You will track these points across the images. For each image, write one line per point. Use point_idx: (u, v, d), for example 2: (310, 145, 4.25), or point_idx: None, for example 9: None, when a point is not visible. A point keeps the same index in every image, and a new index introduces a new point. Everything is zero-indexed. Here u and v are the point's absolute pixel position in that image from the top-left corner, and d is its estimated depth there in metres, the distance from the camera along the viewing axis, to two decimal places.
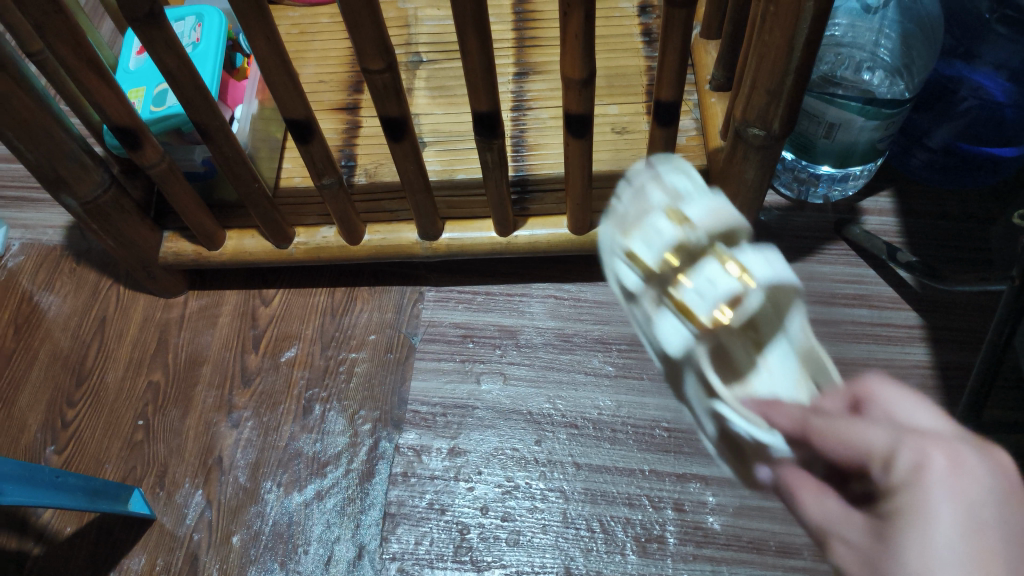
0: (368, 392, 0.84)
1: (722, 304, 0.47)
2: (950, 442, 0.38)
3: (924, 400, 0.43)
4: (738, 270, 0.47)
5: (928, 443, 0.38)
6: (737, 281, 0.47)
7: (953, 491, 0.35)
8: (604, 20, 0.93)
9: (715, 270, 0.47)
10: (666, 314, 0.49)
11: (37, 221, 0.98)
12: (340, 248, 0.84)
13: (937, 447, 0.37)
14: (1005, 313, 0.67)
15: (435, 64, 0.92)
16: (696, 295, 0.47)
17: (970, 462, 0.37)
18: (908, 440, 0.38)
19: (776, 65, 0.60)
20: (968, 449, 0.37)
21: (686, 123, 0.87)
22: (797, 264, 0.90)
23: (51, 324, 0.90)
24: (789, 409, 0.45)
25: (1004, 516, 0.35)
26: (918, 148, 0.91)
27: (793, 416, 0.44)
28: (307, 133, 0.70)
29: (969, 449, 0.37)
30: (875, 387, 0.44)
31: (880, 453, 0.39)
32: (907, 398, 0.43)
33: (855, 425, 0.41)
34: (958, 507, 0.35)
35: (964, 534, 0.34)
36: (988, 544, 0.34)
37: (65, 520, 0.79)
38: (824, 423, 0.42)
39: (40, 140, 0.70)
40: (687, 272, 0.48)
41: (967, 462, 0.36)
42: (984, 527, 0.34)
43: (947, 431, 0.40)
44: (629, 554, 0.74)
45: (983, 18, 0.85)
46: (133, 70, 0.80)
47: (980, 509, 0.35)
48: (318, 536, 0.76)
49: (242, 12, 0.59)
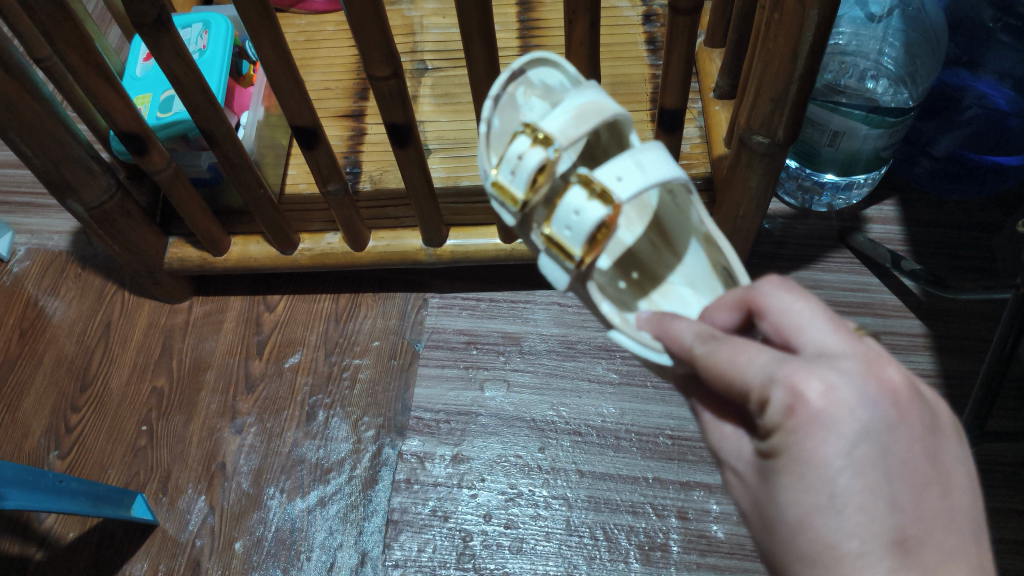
0: (372, 399, 0.84)
1: (591, 232, 0.51)
2: (824, 368, 0.37)
3: (820, 301, 0.41)
4: (597, 191, 0.50)
5: (801, 375, 0.37)
6: (600, 207, 0.50)
7: (827, 428, 0.35)
8: (608, 29, 0.93)
9: (580, 200, 0.51)
10: (547, 250, 0.54)
11: (42, 226, 0.98)
12: (345, 255, 0.84)
13: (806, 380, 0.36)
14: (1011, 317, 0.66)
15: (440, 71, 0.92)
16: (567, 229, 0.52)
17: (845, 395, 0.36)
18: (781, 376, 0.37)
19: (781, 72, 0.60)
20: (844, 371, 0.37)
21: (691, 131, 0.87)
22: (801, 272, 0.90)
23: (56, 330, 0.90)
24: (675, 327, 0.45)
25: (884, 446, 0.35)
26: (922, 157, 0.90)
27: (682, 343, 0.44)
28: (313, 139, 0.71)
29: (849, 373, 0.37)
30: (767, 298, 0.42)
31: (756, 390, 0.38)
32: (800, 304, 0.41)
33: (727, 356, 0.40)
34: (835, 446, 0.35)
35: (845, 471, 0.35)
36: (868, 480, 0.35)
37: (67, 526, 0.79)
38: (702, 356, 0.41)
39: (47, 144, 0.70)
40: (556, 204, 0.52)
41: (842, 397, 0.36)
42: (863, 464, 0.35)
43: (829, 347, 0.39)
44: (632, 562, 0.74)
45: (988, 27, 0.83)
46: (139, 76, 0.80)
47: (857, 445, 0.35)
48: (320, 543, 0.76)
49: (249, 18, 0.59)
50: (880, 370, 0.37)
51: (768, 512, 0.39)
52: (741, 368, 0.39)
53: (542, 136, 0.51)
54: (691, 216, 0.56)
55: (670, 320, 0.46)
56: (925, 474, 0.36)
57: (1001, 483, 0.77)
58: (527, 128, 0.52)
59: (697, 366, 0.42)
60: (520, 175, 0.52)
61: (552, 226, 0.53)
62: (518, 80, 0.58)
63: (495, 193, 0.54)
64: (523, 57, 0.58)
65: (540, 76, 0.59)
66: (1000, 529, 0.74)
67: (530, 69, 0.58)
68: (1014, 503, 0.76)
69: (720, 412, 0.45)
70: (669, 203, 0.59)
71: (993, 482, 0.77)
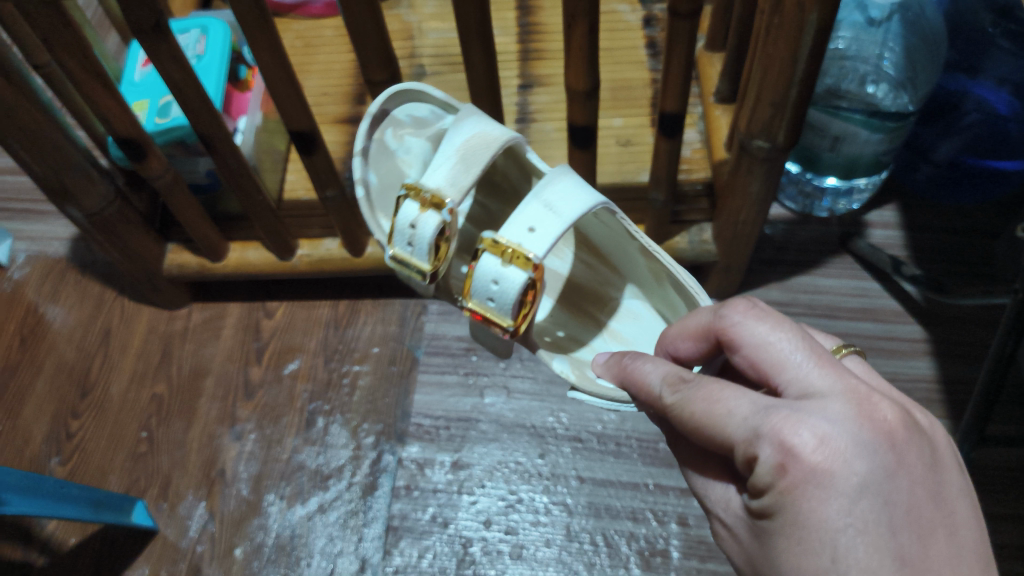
0: (372, 406, 0.84)
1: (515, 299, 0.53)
2: (812, 418, 0.37)
3: (794, 329, 0.42)
4: (511, 255, 0.52)
5: (788, 428, 0.37)
6: (517, 271, 0.52)
7: (825, 485, 0.36)
8: (608, 33, 0.93)
9: (496, 266, 0.53)
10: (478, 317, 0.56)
11: (42, 233, 0.98)
12: (343, 261, 0.85)
13: (797, 434, 0.37)
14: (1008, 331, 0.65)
15: (439, 75, 0.92)
16: (491, 299, 0.54)
17: (839, 447, 0.37)
18: (767, 430, 0.37)
19: (780, 77, 0.59)
20: (838, 420, 0.37)
21: (691, 136, 0.87)
22: (803, 277, 0.89)
23: (56, 337, 0.90)
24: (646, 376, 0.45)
25: (886, 497, 0.36)
26: (923, 163, 0.89)
27: (652, 388, 0.44)
28: (311, 144, 0.70)
29: (839, 421, 0.37)
30: (736, 331, 0.42)
31: (741, 443, 0.38)
32: (774, 335, 0.41)
33: (707, 407, 0.40)
34: (837, 507, 0.36)
35: (849, 527, 0.36)
36: (872, 537, 0.35)
37: (68, 532, 0.79)
38: (675, 404, 0.42)
39: (47, 152, 0.70)
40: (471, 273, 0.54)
41: (835, 449, 0.37)
42: (867, 521, 0.36)
43: (808, 387, 0.39)
44: (632, 568, 0.74)
45: (987, 32, 0.84)
46: (138, 82, 0.80)
47: (858, 503, 0.36)
48: (321, 549, 0.76)
49: (247, 25, 0.58)
50: (872, 410, 0.38)
51: (764, 571, 0.40)
52: (723, 421, 0.39)
53: (428, 202, 0.54)
54: (620, 234, 0.61)
55: (638, 364, 0.46)
56: (931, 520, 0.36)
57: (999, 487, 0.77)
58: (413, 196, 0.55)
59: (672, 414, 0.42)
60: (418, 244, 0.56)
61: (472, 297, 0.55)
62: (385, 123, 0.63)
63: (403, 265, 0.57)
64: (381, 99, 0.63)
65: (407, 110, 0.64)
66: (998, 534, 0.74)
67: (394, 109, 0.63)
68: (1010, 508, 0.76)
69: (700, 463, 0.45)
70: (594, 226, 0.63)
71: (992, 487, 0.77)
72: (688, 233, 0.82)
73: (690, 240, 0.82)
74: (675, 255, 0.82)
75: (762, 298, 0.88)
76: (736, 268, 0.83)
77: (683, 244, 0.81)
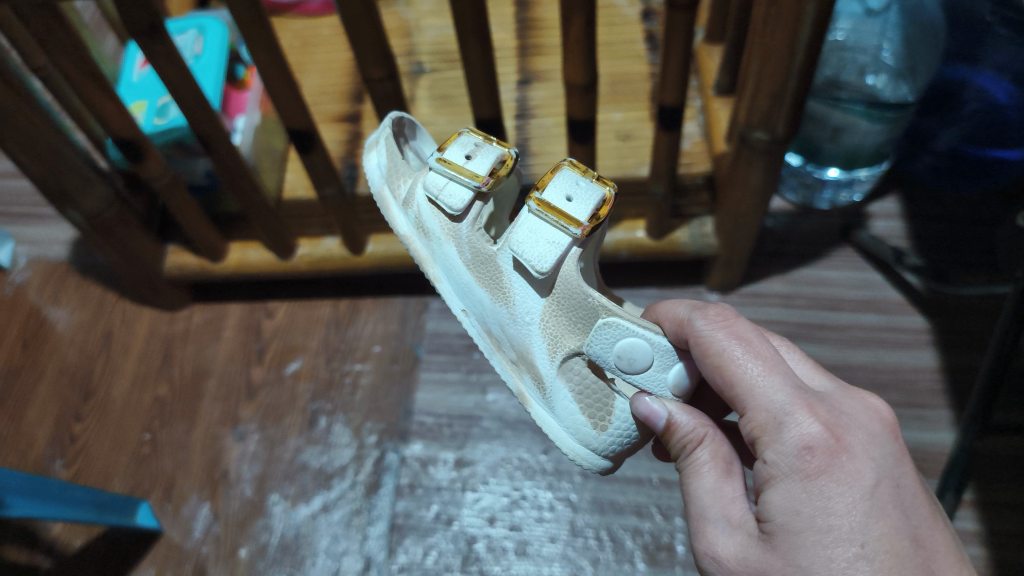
0: (374, 405, 0.84)
1: (592, 203, 0.49)
2: (832, 404, 0.40)
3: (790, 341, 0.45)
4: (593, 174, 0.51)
5: (814, 407, 0.39)
6: (598, 185, 0.50)
7: (846, 471, 0.37)
8: (606, 27, 0.92)
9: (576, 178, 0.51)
10: (538, 218, 0.49)
11: (42, 236, 0.98)
12: (343, 259, 0.85)
13: (821, 417, 0.39)
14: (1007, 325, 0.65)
15: (438, 73, 0.91)
16: (566, 198, 0.49)
17: (858, 433, 0.39)
18: (796, 405, 0.39)
19: (778, 68, 0.59)
20: (850, 416, 0.40)
21: (691, 129, 0.86)
22: (804, 269, 0.89)
23: (59, 339, 0.90)
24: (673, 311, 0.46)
25: (897, 482, 0.38)
26: (924, 153, 0.89)
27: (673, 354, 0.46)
28: (310, 143, 0.70)
29: (852, 412, 0.40)
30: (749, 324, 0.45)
31: (771, 415, 0.39)
32: None
33: (742, 354, 0.41)
34: (856, 489, 0.37)
35: (870, 515, 0.36)
36: (890, 522, 0.36)
37: (73, 534, 0.79)
38: (709, 333, 0.42)
39: (44, 155, 0.69)
40: (549, 177, 0.51)
41: (853, 440, 0.38)
42: (885, 506, 0.37)
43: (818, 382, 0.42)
44: (637, 563, 0.73)
45: (986, 21, 0.82)
46: (136, 83, 0.79)
47: (875, 488, 0.37)
48: (325, 548, 0.76)
49: (243, 26, 0.58)
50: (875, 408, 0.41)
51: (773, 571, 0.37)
52: (754, 382, 0.40)
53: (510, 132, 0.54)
54: None
55: (665, 303, 0.47)
56: (933, 514, 0.38)
57: (1001, 476, 0.77)
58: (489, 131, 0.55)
59: (700, 344, 0.42)
60: (482, 154, 0.53)
61: (544, 192, 0.50)
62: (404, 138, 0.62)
63: (451, 168, 0.53)
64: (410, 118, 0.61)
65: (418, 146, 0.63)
66: (1000, 523, 0.74)
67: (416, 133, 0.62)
68: (1011, 497, 0.75)
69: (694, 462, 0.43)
70: None
71: (994, 476, 0.77)
72: (690, 226, 0.82)
73: (691, 234, 0.82)
74: (678, 249, 0.83)
75: (765, 291, 0.88)
76: (737, 261, 0.82)
77: (684, 238, 0.82)
